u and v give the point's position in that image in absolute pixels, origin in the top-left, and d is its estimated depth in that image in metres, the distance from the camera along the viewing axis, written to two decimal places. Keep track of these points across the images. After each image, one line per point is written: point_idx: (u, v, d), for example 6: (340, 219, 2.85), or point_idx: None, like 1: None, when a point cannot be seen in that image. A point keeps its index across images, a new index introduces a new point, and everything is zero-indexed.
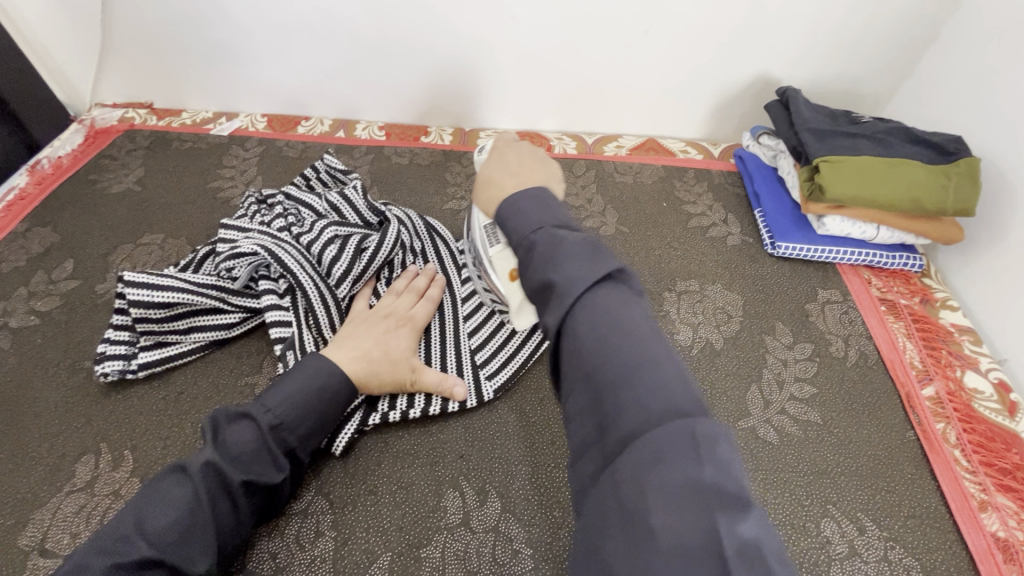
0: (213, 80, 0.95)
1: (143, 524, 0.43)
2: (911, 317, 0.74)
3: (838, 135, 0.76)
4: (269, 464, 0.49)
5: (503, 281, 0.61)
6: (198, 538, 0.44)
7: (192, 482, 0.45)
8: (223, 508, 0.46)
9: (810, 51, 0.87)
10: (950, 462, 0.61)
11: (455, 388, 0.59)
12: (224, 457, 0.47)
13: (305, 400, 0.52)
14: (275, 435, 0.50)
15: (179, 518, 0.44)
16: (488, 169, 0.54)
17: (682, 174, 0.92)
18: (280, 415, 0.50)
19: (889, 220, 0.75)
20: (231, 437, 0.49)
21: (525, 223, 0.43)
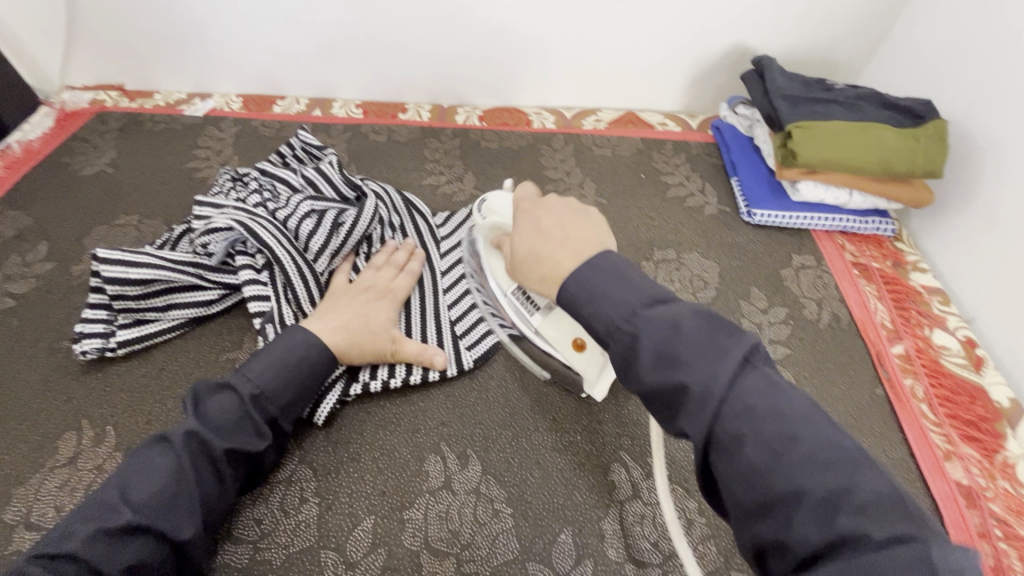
0: (184, 59, 0.93)
1: (127, 492, 0.44)
2: (882, 279, 0.76)
3: (811, 102, 0.76)
4: (251, 433, 0.50)
5: (566, 351, 0.54)
6: (184, 506, 0.44)
7: (177, 451, 0.46)
8: (208, 475, 0.47)
9: (784, 18, 0.87)
10: (917, 415, 0.63)
11: (435, 357, 0.60)
12: (205, 425, 0.48)
13: (285, 370, 0.52)
14: (255, 404, 0.50)
15: (162, 486, 0.44)
16: (527, 243, 0.46)
17: (660, 146, 0.93)
18: (260, 384, 0.51)
19: (861, 185, 0.76)
20: (212, 407, 0.49)
21: (606, 311, 0.39)
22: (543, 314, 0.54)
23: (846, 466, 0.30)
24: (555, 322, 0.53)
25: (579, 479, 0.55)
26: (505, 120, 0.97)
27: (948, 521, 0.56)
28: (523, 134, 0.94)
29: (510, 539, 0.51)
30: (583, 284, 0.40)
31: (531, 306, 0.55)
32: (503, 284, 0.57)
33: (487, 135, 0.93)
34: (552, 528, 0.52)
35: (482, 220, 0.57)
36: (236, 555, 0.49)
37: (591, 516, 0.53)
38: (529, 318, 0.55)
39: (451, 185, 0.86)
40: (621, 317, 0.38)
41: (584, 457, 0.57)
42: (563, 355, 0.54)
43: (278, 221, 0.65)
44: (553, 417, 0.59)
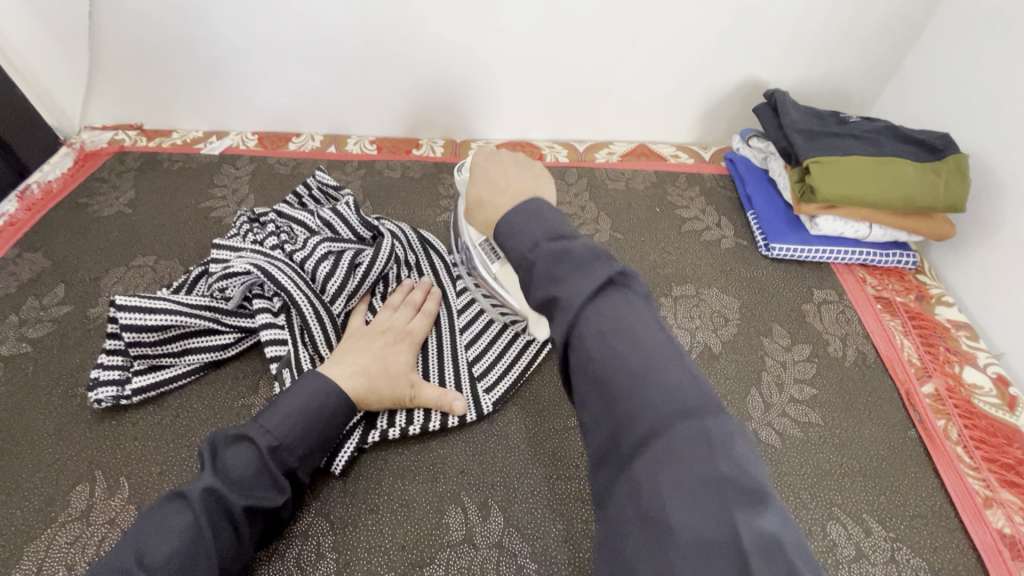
0: (203, 99, 0.95)
1: (143, 555, 0.42)
2: (907, 314, 0.74)
3: (828, 135, 0.76)
4: (270, 487, 0.48)
5: (515, 298, 0.60)
6: (201, 569, 0.43)
7: (195, 507, 0.45)
8: (224, 531, 0.45)
9: (795, 52, 0.88)
10: (952, 459, 0.61)
11: (454, 403, 0.59)
12: (223, 480, 0.47)
13: (304, 419, 0.51)
14: (274, 456, 0.49)
15: (179, 547, 0.43)
16: (475, 189, 0.53)
17: (673, 179, 0.93)
18: (279, 436, 0.50)
19: (881, 219, 0.75)
20: (229, 459, 0.48)
21: (522, 239, 0.42)
22: (501, 266, 0.60)
23: (749, 497, 0.31)
24: (506, 275, 0.60)
25: None
26: (518, 154, 0.97)
27: (992, 574, 0.53)
28: None
29: None
30: (510, 223, 0.43)
31: (493, 256, 0.60)
32: (473, 237, 0.63)
33: None
34: None
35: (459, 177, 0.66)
36: None
37: None
38: (491, 266, 0.61)
39: None
40: (524, 248, 0.41)
41: None
42: (514, 303, 0.61)
43: (295, 262, 0.65)
44: (576, 465, 0.58)
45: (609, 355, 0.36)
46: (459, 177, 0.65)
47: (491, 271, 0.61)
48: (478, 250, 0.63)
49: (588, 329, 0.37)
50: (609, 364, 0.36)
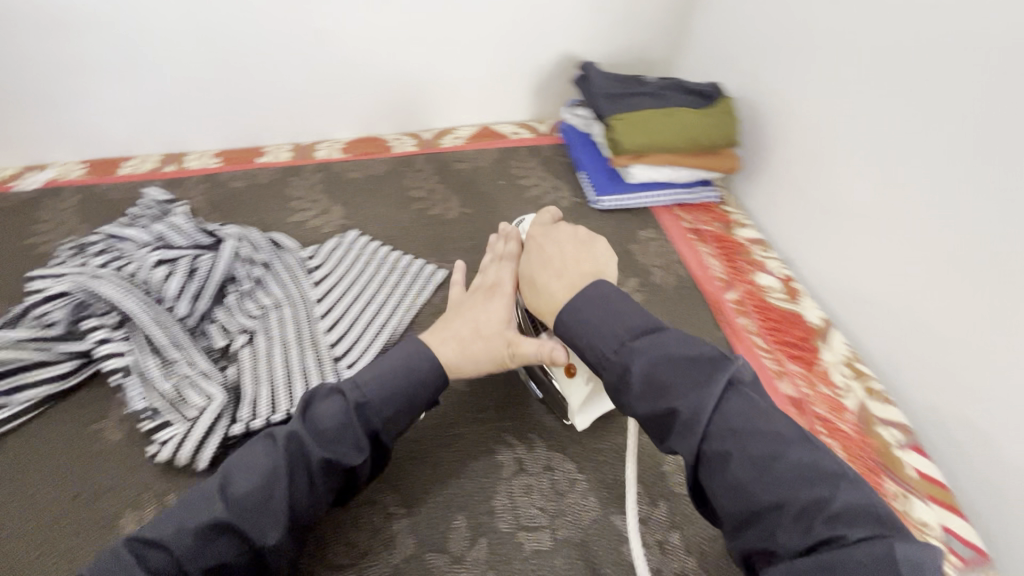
0: (11, 133, 0.89)
1: (228, 483, 0.44)
2: (713, 239, 0.87)
3: (627, 96, 0.87)
4: (352, 445, 0.46)
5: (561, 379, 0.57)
6: (271, 514, 0.43)
7: (284, 447, 0.45)
8: (301, 480, 0.44)
9: (596, 25, 0.99)
10: (751, 346, 0.73)
11: (555, 351, 0.51)
12: (310, 430, 0.46)
13: (405, 376, 0.49)
14: (360, 413, 0.47)
15: (256, 485, 0.43)
16: (530, 271, 0.56)
17: (514, 153, 1.01)
18: (367, 392, 0.48)
19: (680, 161, 0.87)
20: (320, 411, 0.47)
21: (603, 342, 0.47)
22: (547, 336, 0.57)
23: None
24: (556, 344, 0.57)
25: (467, 465, 0.59)
26: (367, 149, 1.00)
27: None
28: (385, 161, 0.98)
29: (405, 537, 0.54)
30: (583, 323, 0.48)
31: (538, 327, 0.58)
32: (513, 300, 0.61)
33: (350, 166, 0.96)
34: (446, 517, 0.55)
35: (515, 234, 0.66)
36: None
37: (481, 498, 0.57)
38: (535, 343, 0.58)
39: (318, 219, 0.87)
40: (610, 347, 0.46)
41: (470, 444, 0.61)
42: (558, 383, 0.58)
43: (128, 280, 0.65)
44: (437, 416, 0.63)
45: (758, 476, 0.38)
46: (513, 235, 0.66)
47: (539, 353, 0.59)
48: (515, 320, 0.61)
49: (722, 443, 0.40)
50: (763, 485, 0.38)
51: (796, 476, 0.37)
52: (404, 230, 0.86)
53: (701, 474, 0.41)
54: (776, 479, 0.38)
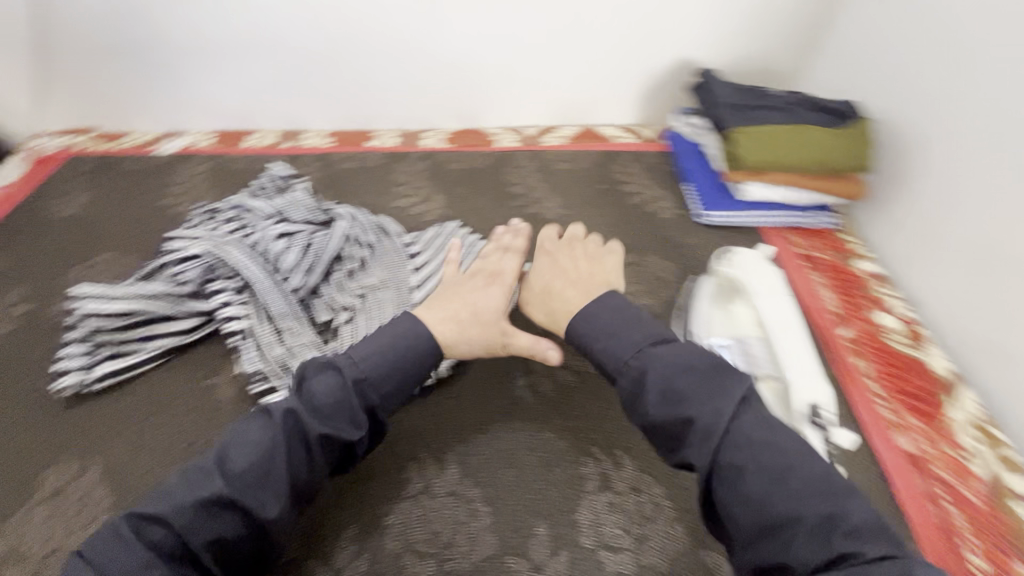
0: (157, 101, 0.97)
1: (226, 460, 0.45)
2: (828, 268, 0.81)
3: (750, 108, 0.83)
4: (347, 421, 0.49)
5: None
6: (273, 487, 0.45)
7: (277, 424, 0.47)
8: (300, 453, 0.47)
9: (721, 32, 0.94)
10: (865, 391, 0.67)
11: (549, 352, 0.55)
12: (307, 405, 0.48)
13: (394, 367, 0.52)
14: (358, 389, 0.50)
15: (254, 460, 0.45)
16: (542, 279, 0.61)
17: (617, 157, 0.98)
18: (363, 369, 0.50)
19: (802, 182, 0.81)
20: (319, 385, 0.49)
21: (619, 348, 0.51)
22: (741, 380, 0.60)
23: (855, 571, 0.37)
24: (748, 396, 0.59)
25: (552, 474, 0.58)
26: (470, 141, 1.02)
27: (899, 487, 0.60)
28: (487, 154, 0.98)
29: (489, 535, 0.54)
30: (614, 317, 0.53)
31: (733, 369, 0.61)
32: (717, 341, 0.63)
33: (453, 156, 0.98)
34: (528, 523, 0.55)
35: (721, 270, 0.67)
36: None
37: (565, 509, 0.56)
38: None
39: (421, 207, 0.89)
40: (629, 352, 0.50)
41: (557, 451, 0.60)
42: None
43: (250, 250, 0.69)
44: (526, 417, 0.62)
45: (769, 488, 0.42)
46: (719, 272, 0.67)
47: None
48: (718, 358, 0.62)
49: (736, 456, 0.43)
50: (781, 500, 0.41)
51: (805, 492, 0.41)
52: (501, 226, 0.86)
53: (717, 484, 0.44)
54: (796, 491, 0.41)
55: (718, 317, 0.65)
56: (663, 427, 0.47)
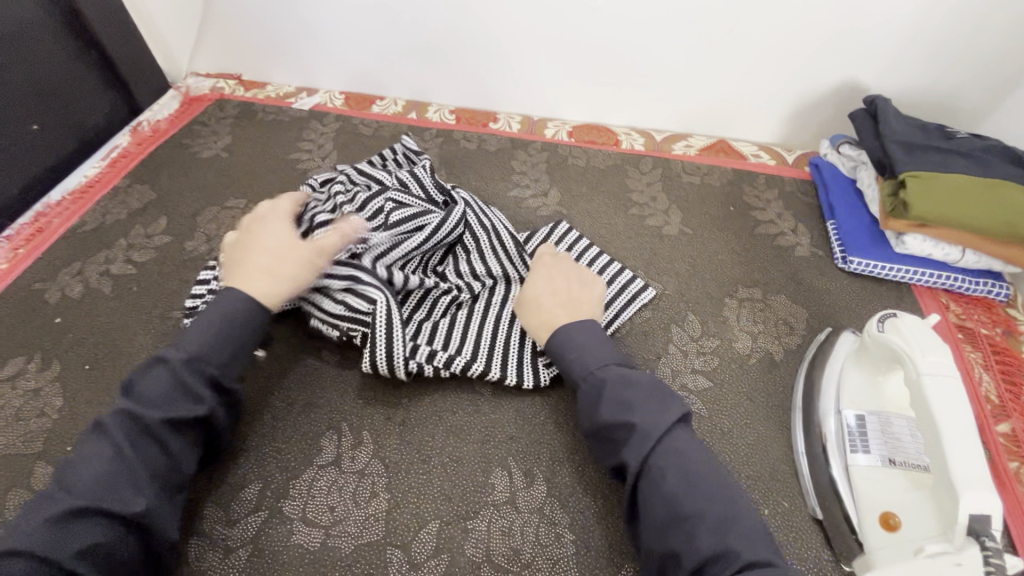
0: (298, 57, 0.99)
1: (65, 481, 0.43)
2: (990, 348, 0.70)
3: (931, 150, 0.72)
4: (188, 399, 0.48)
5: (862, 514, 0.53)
6: (127, 479, 0.44)
7: (113, 432, 0.45)
8: (151, 452, 0.46)
9: (906, 57, 0.82)
10: (1021, 504, 0.58)
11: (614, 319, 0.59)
12: (139, 402, 0.46)
13: (221, 334, 0.50)
14: (189, 367, 0.48)
15: (99, 466, 0.43)
16: (539, 290, 0.60)
17: (751, 179, 0.90)
18: (188, 349, 0.49)
19: (977, 244, 0.70)
20: (146, 383, 0.48)
21: (590, 357, 0.52)
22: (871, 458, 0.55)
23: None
24: (880, 479, 0.54)
25: None
26: (593, 138, 0.97)
27: None
28: (610, 155, 0.93)
29: (571, 565, 0.51)
30: (582, 339, 0.54)
31: (861, 445, 0.56)
32: (846, 410, 0.59)
33: (574, 152, 0.93)
34: (613, 563, 0.52)
35: (876, 332, 0.57)
36: (309, 537, 0.52)
37: None
38: (853, 456, 0.56)
39: (536, 200, 0.86)
40: (591, 365, 0.52)
41: None
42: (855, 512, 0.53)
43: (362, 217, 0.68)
44: None
45: (687, 488, 0.43)
46: (872, 332, 0.57)
47: (849, 474, 0.55)
48: (845, 428, 0.58)
49: (660, 459, 0.45)
50: (694, 497, 0.43)
51: (710, 494, 0.44)
52: (616, 235, 0.81)
53: (641, 483, 0.45)
54: (705, 494, 0.43)
55: (852, 384, 0.60)
56: (603, 430, 0.48)
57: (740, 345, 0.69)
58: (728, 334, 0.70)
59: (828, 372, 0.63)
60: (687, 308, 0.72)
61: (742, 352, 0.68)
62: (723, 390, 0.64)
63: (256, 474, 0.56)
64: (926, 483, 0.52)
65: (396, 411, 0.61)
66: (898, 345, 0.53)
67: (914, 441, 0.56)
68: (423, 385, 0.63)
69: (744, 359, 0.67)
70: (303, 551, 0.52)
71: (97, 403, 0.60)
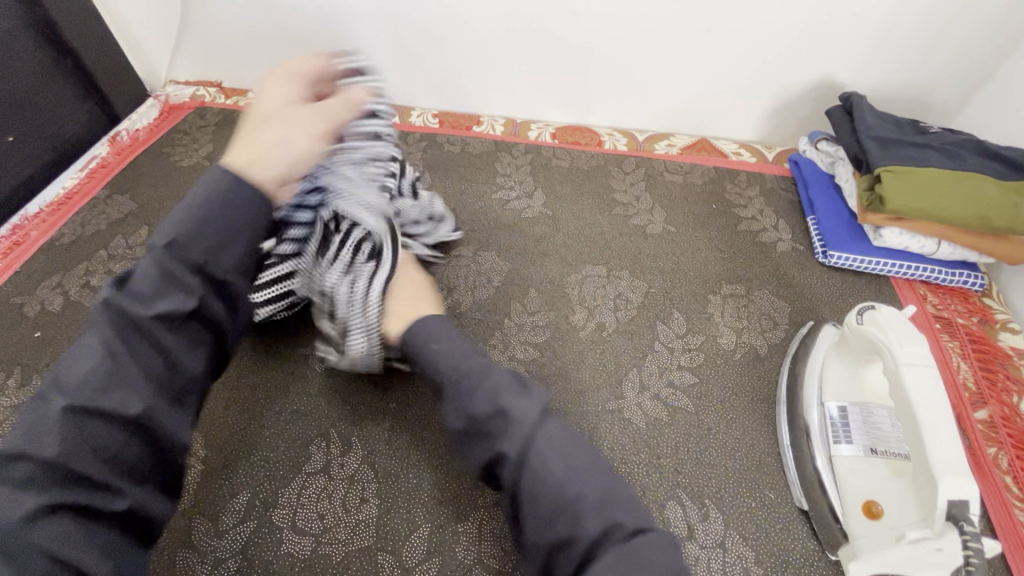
0: (279, 63, 0.99)
1: (58, 382, 0.37)
2: (968, 337, 0.71)
3: (904, 145, 0.74)
4: (178, 289, 0.38)
5: (846, 504, 0.54)
6: (122, 381, 0.37)
7: (101, 333, 0.37)
8: (148, 354, 0.38)
9: (880, 54, 0.83)
10: (999, 487, 0.59)
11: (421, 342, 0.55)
12: (127, 296, 0.38)
13: (208, 215, 0.39)
14: (175, 255, 0.38)
15: (91, 367, 0.37)
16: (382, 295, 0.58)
17: (733, 176, 0.91)
18: (177, 232, 0.38)
19: (952, 235, 0.72)
20: (138, 276, 0.39)
21: (448, 355, 0.47)
22: (854, 449, 0.56)
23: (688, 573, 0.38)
24: (862, 471, 0.55)
25: None
26: (577, 139, 0.97)
27: None
28: (593, 155, 0.94)
29: None
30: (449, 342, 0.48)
31: (844, 436, 0.57)
32: (827, 402, 0.60)
33: (558, 153, 0.94)
34: None
35: (855, 324, 0.58)
36: (299, 545, 0.52)
37: None
38: (837, 448, 0.57)
39: (520, 201, 0.86)
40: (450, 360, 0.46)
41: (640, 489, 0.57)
42: (840, 502, 0.54)
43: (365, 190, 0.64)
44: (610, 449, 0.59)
45: (568, 472, 0.41)
46: (851, 324, 0.58)
47: (833, 465, 0.56)
48: (826, 421, 0.59)
49: (540, 453, 0.41)
50: (572, 482, 0.41)
51: (589, 474, 0.42)
52: (601, 234, 0.82)
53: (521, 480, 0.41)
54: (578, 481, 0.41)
55: (832, 376, 0.61)
56: (476, 424, 0.43)
57: (725, 340, 0.70)
58: (713, 329, 0.71)
59: (810, 364, 0.64)
60: (673, 305, 0.73)
61: (727, 348, 0.69)
62: (710, 385, 0.65)
63: (245, 484, 0.56)
64: (906, 471, 0.53)
65: (385, 416, 0.60)
66: (875, 336, 0.54)
67: (893, 430, 0.57)
68: (412, 389, 0.63)
69: (729, 354, 0.68)
70: (293, 559, 0.51)
71: None
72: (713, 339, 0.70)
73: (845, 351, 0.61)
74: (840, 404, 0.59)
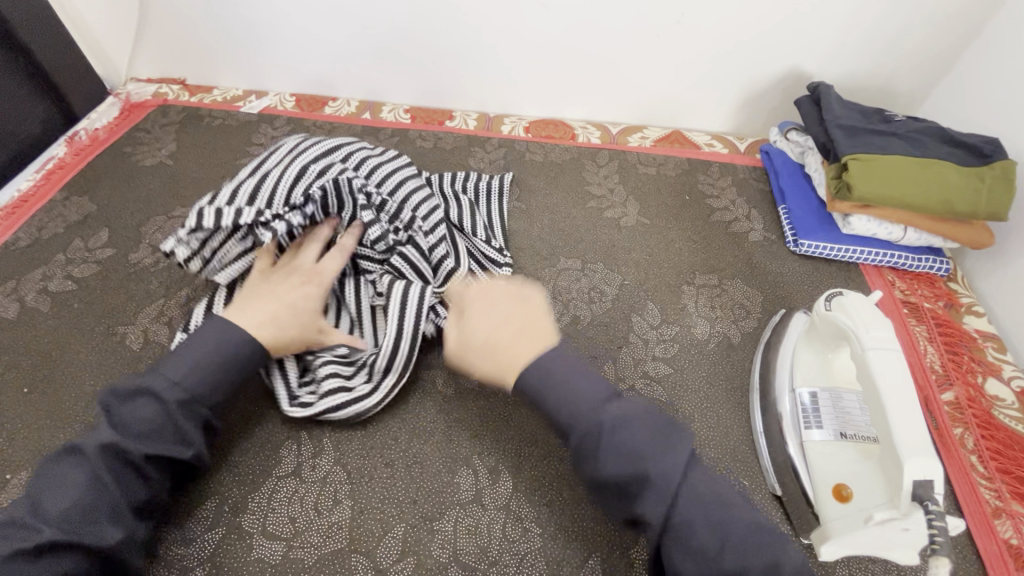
0: (245, 60, 0.97)
1: (38, 507, 0.41)
2: (934, 321, 0.73)
3: (869, 134, 0.75)
4: (176, 440, 0.47)
5: (817, 485, 0.55)
6: (103, 513, 0.42)
7: (93, 461, 0.43)
8: (132, 484, 0.45)
9: (846, 43, 0.84)
10: (965, 467, 0.61)
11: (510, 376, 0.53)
12: (124, 433, 0.45)
13: (214, 367, 0.50)
14: (183, 410, 0.47)
15: (76, 498, 0.42)
16: (482, 330, 0.54)
17: (705, 167, 0.92)
18: (187, 387, 0.48)
19: (917, 221, 0.73)
20: (132, 414, 0.46)
21: (581, 400, 0.48)
22: (825, 433, 0.57)
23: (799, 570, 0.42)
24: (833, 453, 0.56)
25: None
26: (550, 132, 0.97)
27: None
28: (567, 149, 0.94)
29: (538, 558, 0.51)
30: (546, 370, 0.49)
31: (815, 421, 0.58)
32: (798, 387, 0.61)
33: (532, 147, 0.93)
34: (579, 555, 0.52)
35: (824, 309, 0.59)
36: (270, 551, 0.51)
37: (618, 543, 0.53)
38: (808, 432, 0.58)
39: None
40: (591, 404, 0.47)
41: None
42: (811, 483, 0.55)
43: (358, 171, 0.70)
44: None
45: (713, 527, 0.42)
46: (819, 311, 0.59)
47: (804, 448, 0.57)
48: (798, 406, 0.60)
49: (688, 510, 0.43)
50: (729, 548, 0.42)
51: (747, 541, 0.42)
52: (576, 228, 0.82)
53: (667, 534, 0.43)
54: (734, 532, 0.42)
55: (803, 361, 0.62)
56: (612, 482, 0.45)
57: (699, 330, 0.70)
58: (687, 320, 0.71)
59: (782, 353, 0.64)
60: (647, 297, 0.73)
61: (701, 337, 0.69)
62: (684, 376, 0.66)
63: (212, 490, 0.54)
64: (874, 452, 0.54)
65: (357, 416, 0.60)
66: (842, 320, 0.55)
67: (862, 415, 0.58)
68: None
69: (703, 344, 0.69)
70: (264, 565, 0.50)
71: (36, 427, 0.57)
72: (687, 329, 0.70)
73: (815, 337, 0.62)
74: (811, 388, 0.60)
